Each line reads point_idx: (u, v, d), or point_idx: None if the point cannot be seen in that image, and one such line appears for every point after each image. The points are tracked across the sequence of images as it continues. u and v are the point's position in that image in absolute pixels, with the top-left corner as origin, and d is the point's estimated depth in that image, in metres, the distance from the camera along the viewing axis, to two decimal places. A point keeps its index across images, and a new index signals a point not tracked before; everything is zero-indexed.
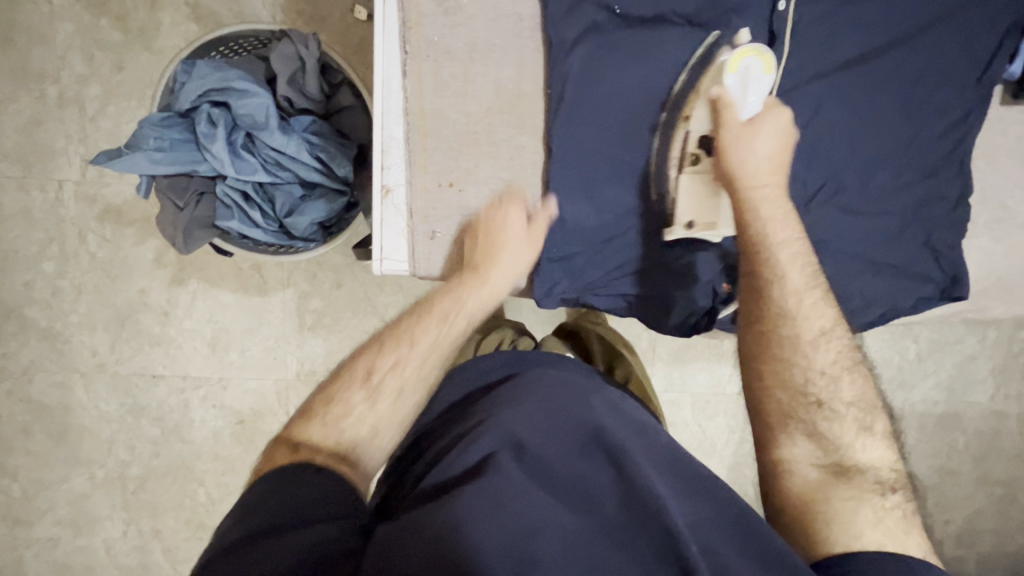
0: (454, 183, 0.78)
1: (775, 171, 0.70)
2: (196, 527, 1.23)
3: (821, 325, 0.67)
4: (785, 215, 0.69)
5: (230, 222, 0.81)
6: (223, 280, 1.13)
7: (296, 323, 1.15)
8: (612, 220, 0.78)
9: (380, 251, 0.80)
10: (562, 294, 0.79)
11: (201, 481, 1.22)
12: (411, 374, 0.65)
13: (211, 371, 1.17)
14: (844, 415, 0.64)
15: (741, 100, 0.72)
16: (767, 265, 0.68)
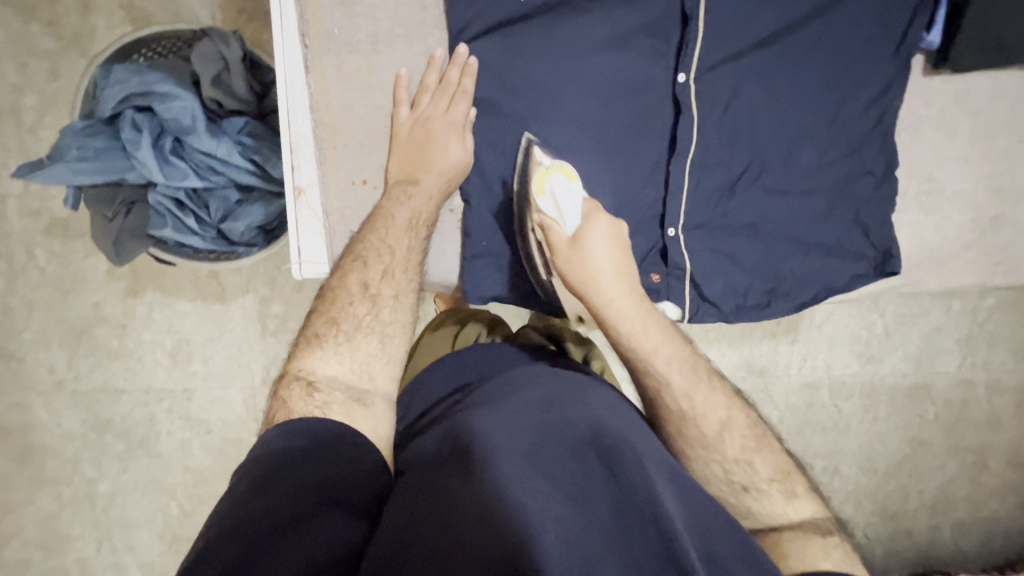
0: (368, 180, 0.79)
1: (621, 279, 0.68)
2: (171, 540, 1.21)
3: (720, 418, 0.66)
4: (647, 318, 0.68)
5: (164, 230, 0.80)
6: (180, 289, 1.11)
7: (259, 329, 1.13)
8: None
9: (298, 254, 0.80)
10: (481, 294, 0.81)
11: (173, 494, 1.20)
12: (367, 320, 0.68)
13: (175, 382, 1.15)
14: (769, 491, 0.64)
15: (559, 218, 0.67)
16: (651, 376, 0.67)
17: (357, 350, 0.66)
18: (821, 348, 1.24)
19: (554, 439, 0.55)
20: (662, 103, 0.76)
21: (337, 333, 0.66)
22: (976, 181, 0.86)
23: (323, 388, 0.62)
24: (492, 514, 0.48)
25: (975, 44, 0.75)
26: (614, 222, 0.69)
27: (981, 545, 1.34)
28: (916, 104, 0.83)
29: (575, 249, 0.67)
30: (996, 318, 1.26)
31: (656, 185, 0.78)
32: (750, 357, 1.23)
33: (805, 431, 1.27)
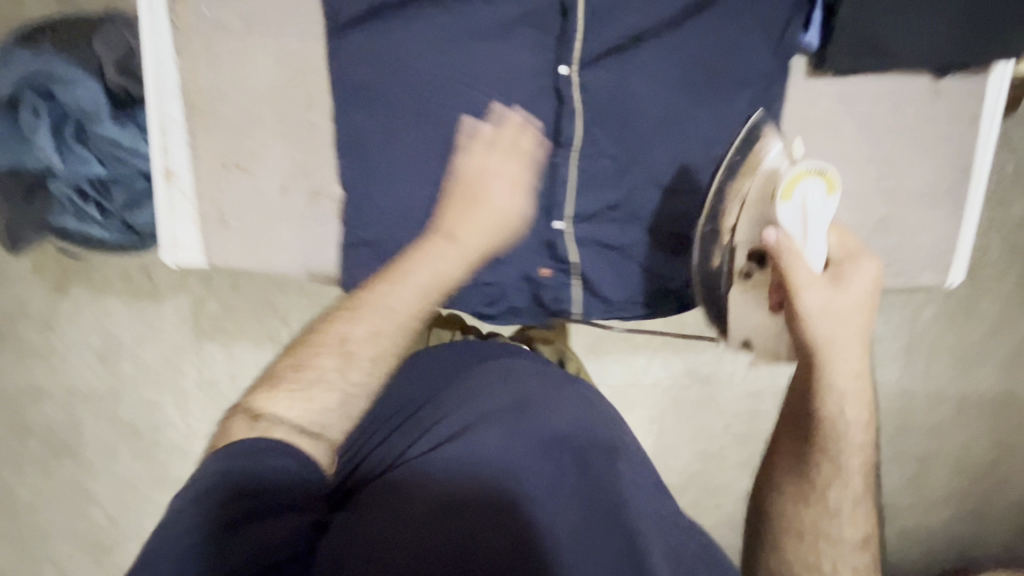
0: (241, 165, 0.85)
1: (858, 306, 0.67)
2: (96, 551, 1.16)
3: (857, 489, 0.68)
4: (856, 355, 0.67)
5: (67, 219, 0.85)
6: (109, 286, 1.07)
7: (192, 330, 1.10)
8: (410, 201, 0.80)
9: (168, 242, 0.85)
10: (366, 284, 0.82)
11: (98, 500, 1.15)
12: (324, 386, 0.61)
13: (102, 383, 1.10)
14: (836, 512, 0.67)
15: (802, 237, 0.68)
16: (818, 376, 0.67)
17: (312, 400, 0.59)
18: None
19: (528, 444, 0.62)
20: (546, 96, 0.77)
21: (293, 379, 0.61)
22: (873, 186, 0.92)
23: (269, 421, 0.57)
24: (479, 514, 0.56)
25: (849, 46, 0.78)
26: (877, 269, 0.69)
27: (921, 555, 1.35)
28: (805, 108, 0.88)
29: (834, 274, 0.68)
30: (935, 329, 1.29)
31: (540, 179, 0.79)
32: (695, 364, 1.24)
33: (752, 440, 1.26)
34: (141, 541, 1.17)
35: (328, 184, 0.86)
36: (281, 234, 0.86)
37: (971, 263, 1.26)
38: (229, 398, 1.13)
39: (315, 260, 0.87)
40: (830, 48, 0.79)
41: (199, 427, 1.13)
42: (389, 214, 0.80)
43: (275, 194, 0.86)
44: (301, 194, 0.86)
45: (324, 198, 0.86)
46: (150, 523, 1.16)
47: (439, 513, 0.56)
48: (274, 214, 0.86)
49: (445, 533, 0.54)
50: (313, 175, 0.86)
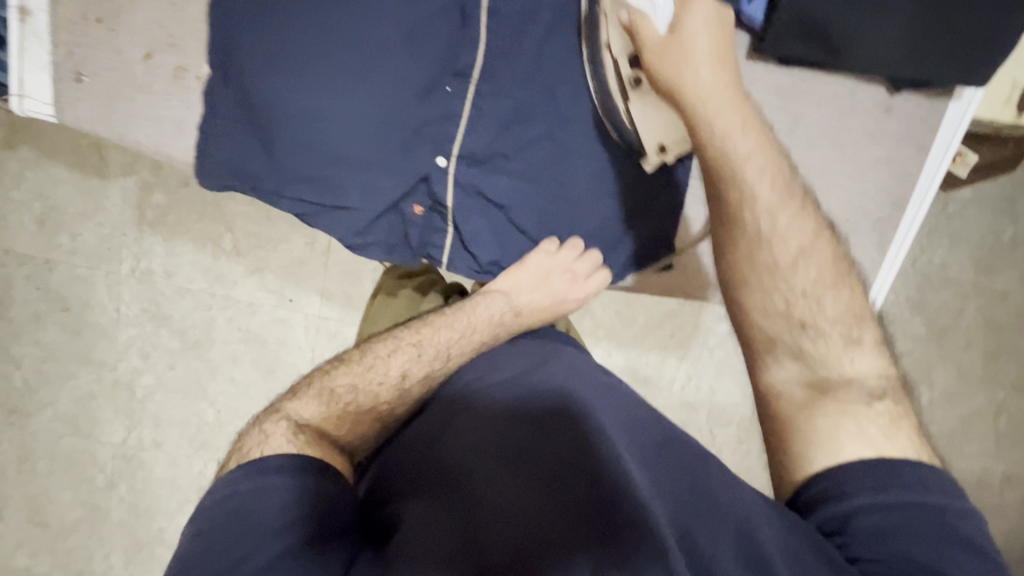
0: (103, 19, 0.75)
1: (715, 62, 0.61)
2: (9, 412, 1.17)
3: (800, 244, 0.61)
4: (743, 114, 0.62)
5: None
6: (59, 153, 1.06)
7: (136, 216, 1.08)
8: (273, 100, 0.68)
9: (17, 87, 0.75)
10: (221, 182, 0.73)
11: (18, 365, 1.15)
12: (333, 396, 0.67)
13: (37, 251, 1.09)
14: (829, 334, 0.60)
15: (651, 6, 0.61)
16: (736, 190, 0.61)
17: (346, 402, 0.67)
18: (708, 371, 1.22)
19: (513, 427, 0.59)
20: (452, 15, 0.69)
21: (353, 400, 0.67)
22: (846, 211, 0.80)
23: (309, 434, 0.60)
24: (473, 500, 0.52)
25: (792, 28, 0.68)
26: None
27: None
28: (779, 99, 0.78)
29: (676, 38, 0.61)
30: None
31: (430, 105, 0.71)
32: (636, 364, 1.21)
33: None
34: (54, 412, 1.17)
35: (195, 60, 0.76)
36: (139, 109, 0.77)
37: (941, 325, 1.23)
38: (162, 291, 1.12)
39: (179, 146, 0.77)
40: (771, 23, 0.68)
41: (127, 315, 1.12)
42: (253, 109, 0.69)
43: (138, 62, 0.76)
44: (165, 66, 0.76)
45: (189, 75, 0.77)
46: (64, 397, 1.17)
47: (430, 509, 0.52)
48: (137, 85, 0.76)
49: (437, 528, 0.50)
50: (181, 45, 0.76)
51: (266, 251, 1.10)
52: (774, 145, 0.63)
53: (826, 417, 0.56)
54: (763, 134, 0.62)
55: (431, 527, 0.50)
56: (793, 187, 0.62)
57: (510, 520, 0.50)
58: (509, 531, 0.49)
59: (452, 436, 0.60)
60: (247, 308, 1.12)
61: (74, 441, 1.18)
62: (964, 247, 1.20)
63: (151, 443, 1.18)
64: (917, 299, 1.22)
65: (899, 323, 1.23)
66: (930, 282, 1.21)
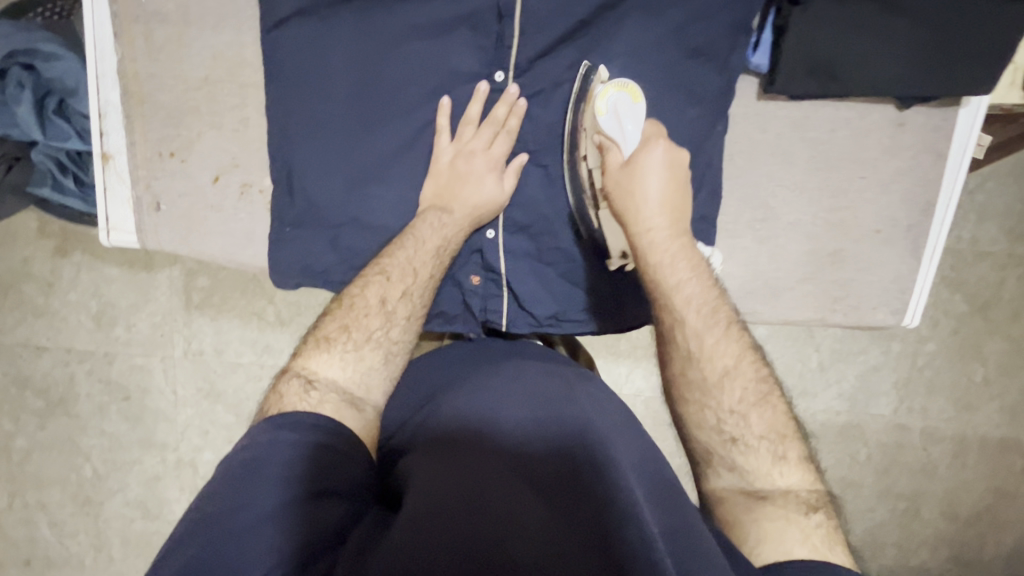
0: (175, 153, 0.81)
1: (663, 209, 0.67)
2: (82, 502, 1.22)
3: (726, 363, 0.63)
4: (681, 245, 0.67)
5: (43, 188, 0.85)
6: (107, 253, 1.13)
7: (183, 302, 1.14)
8: (334, 205, 0.74)
9: (106, 222, 0.82)
10: (294, 280, 0.77)
11: (87, 456, 1.21)
12: (349, 341, 0.66)
13: (96, 346, 1.16)
14: (759, 448, 0.60)
15: (617, 135, 0.69)
16: (667, 307, 0.66)
17: (359, 359, 0.65)
18: None
19: (535, 442, 0.59)
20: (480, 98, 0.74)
21: (346, 340, 0.66)
22: (878, 221, 0.82)
23: (321, 390, 0.62)
24: (487, 505, 0.51)
25: (802, 66, 0.71)
26: (671, 150, 0.68)
27: None
28: (797, 130, 0.80)
29: (627, 169, 0.68)
30: (937, 364, 1.24)
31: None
32: None
33: None
34: (123, 497, 1.22)
35: (259, 176, 0.81)
36: (213, 227, 0.82)
37: (982, 299, 1.22)
38: (213, 368, 1.17)
39: (250, 254, 0.82)
40: (778, 66, 0.72)
41: (184, 396, 1.17)
42: (319, 217, 0.75)
43: (208, 184, 0.82)
44: (232, 185, 0.82)
45: (254, 190, 0.82)
46: (132, 482, 1.22)
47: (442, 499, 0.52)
48: (207, 205, 0.82)
49: (447, 510, 0.50)
50: (244, 164, 0.81)
51: (308, 318, 1.15)
52: (704, 267, 0.67)
53: (770, 520, 0.56)
54: (700, 263, 0.67)
55: (445, 516, 0.50)
56: (724, 310, 0.65)
57: (515, 521, 0.50)
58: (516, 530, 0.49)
59: (472, 444, 0.59)
60: None
61: (145, 523, 1.23)
62: (992, 218, 1.19)
63: None
64: (954, 277, 1.21)
65: (940, 304, 1.22)
66: (962, 257, 1.20)
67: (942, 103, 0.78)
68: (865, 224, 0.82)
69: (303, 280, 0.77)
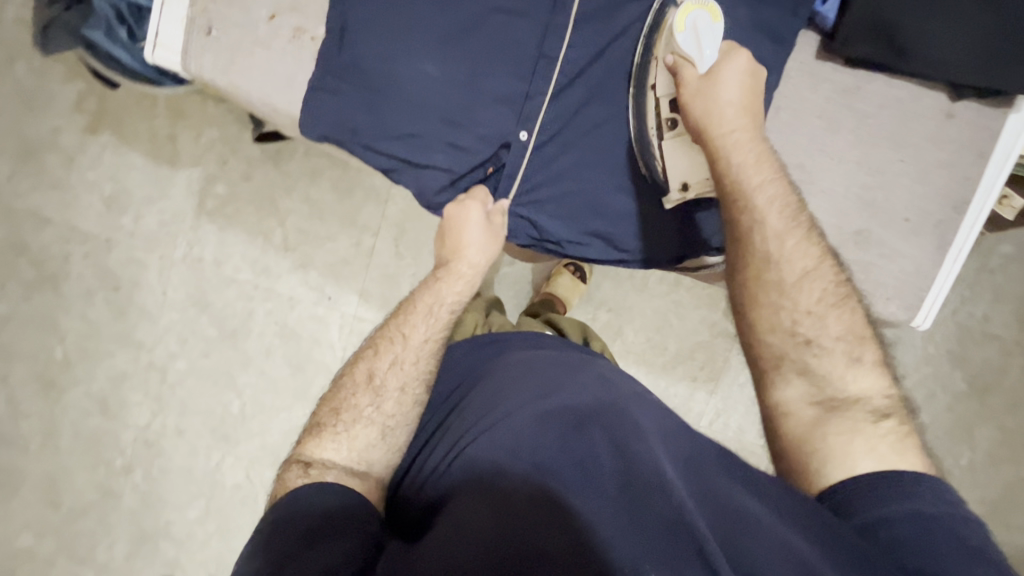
0: None
1: (744, 116, 0.65)
2: (44, 385, 1.20)
3: (806, 266, 0.62)
4: (760, 154, 0.65)
5: (95, 33, 0.74)
6: (135, 140, 1.14)
7: (196, 205, 1.14)
8: (378, 68, 0.71)
9: (156, 36, 0.75)
10: (322, 131, 0.73)
11: (62, 338, 1.19)
12: (355, 415, 0.65)
13: (100, 230, 1.16)
14: (832, 350, 0.59)
15: (696, 55, 0.65)
16: (750, 211, 0.63)
17: (354, 438, 0.63)
18: (738, 409, 1.19)
19: (548, 438, 0.56)
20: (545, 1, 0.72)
21: (336, 423, 0.64)
22: (906, 209, 0.75)
23: (319, 465, 0.61)
24: (524, 529, 0.50)
25: (863, 27, 0.67)
26: (752, 62, 0.66)
27: None
28: (845, 98, 0.75)
29: (709, 80, 0.65)
30: (925, 438, 1.21)
31: (521, 79, 0.73)
32: (663, 394, 1.19)
33: None
34: (86, 389, 1.20)
35: (313, 22, 0.74)
36: (256, 65, 0.74)
37: (982, 382, 1.20)
38: (208, 277, 1.16)
39: (286, 100, 0.75)
40: (842, 22, 0.68)
41: (173, 300, 1.16)
42: (360, 73, 0.72)
43: (262, 22, 0.75)
44: (284, 28, 0.74)
45: (306, 37, 0.75)
46: (98, 374, 1.19)
47: (470, 520, 0.52)
48: (256, 41, 0.74)
49: (478, 535, 0.50)
50: (303, 9, 0.74)
51: (314, 248, 1.14)
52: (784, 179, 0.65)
53: (837, 433, 0.56)
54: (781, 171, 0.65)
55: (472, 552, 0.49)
56: (804, 219, 0.64)
57: (553, 532, 0.49)
58: (552, 542, 0.48)
59: (492, 451, 0.57)
60: (287, 302, 1.15)
61: (100, 420, 1.20)
62: (1007, 302, 1.18)
63: (173, 430, 1.19)
64: (957, 352, 1.20)
65: (939, 376, 1.20)
66: (970, 335, 1.19)
67: (991, 103, 0.73)
68: (895, 210, 0.75)
69: (322, 129, 0.73)
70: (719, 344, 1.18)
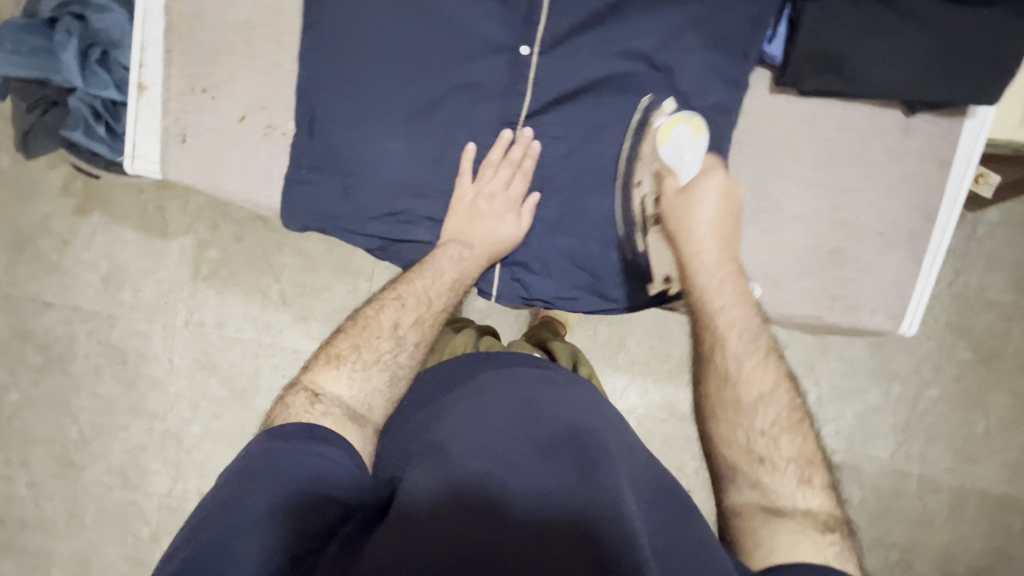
0: (207, 90, 0.78)
1: (715, 234, 0.70)
2: (64, 465, 1.21)
3: (762, 389, 0.62)
4: (723, 269, 0.68)
5: (74, 132, 0.76)
6: (125, 217, 1.16)
7: (192, 272, 1.16)
8: (350, 155, 0.73)
9: (131, 148, 0.78)
10: (304, 222, 0.76)
11: (76, 417, 1.21)
12: (374, 353, 0.66)
13: (101, 307, 1.17)
14: (786, 469, 0.59)
15: (677, 168, 0.72)
16: (708, 328, 0.66)
17: (367, 379, 0.65)
18: None
19: (519, 446, 0.55)
20: (503, 71, 0.72)
21: (351, 357, 0.65)
22: (879, 223, 0.77)
23: (326, 402, 0.61)
24: (480, 522, 0.49)
25: (809, 61, 0.68)
26: (729, 182, 0.71)
27: None
28: (805, 126, 0.77)
29: (684, 194, 0.71)
30: (937, 411, 1.22)
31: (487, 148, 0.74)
32: (674, 401, 1.20)
33: None
34: (105, 464, 1.21)
35: (283, 119, 0.78)
36: (234, 165, 0.78)
37: (986, 349, 1.20)
38: (212, 341, 1.17)
39: (265, 194, 0.78)
40: (788, 58, 0.69)
41: (181, 367, 1.18)
42: (333, 163, 0.74)
43: (234, 123, 0.78)
44: (256, 125, 0.78)
45: (277, 132, 0.78)
46: (116, 449, 1.21)
47: (423, 511, 0.50)
48: (231, 142, 0.78)
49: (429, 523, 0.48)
50: (271, 106, 0.78)
51: (313, 299, 1.16)
52: (744, 294, 0.68)
53: (786, 531, 0.55)
54: (744, 292, 0.68)
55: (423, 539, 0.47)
56: (763, 339, 0.65)
57: (503, 526, 0.48)
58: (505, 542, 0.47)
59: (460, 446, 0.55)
60: (292, 355, 1.17)
61: (122, 493, 1.21)
62: (1000, 268, 1.19)
63: (195, 494, 1.20)
64: (958, 323, 1.20)
65: (943, 348, 1.21)
66: (968, 305, 1.20)
67: (946, 113, 0.75)
68: (866, 226, 0.77)
69: (306, 219, 0.76)
70: None
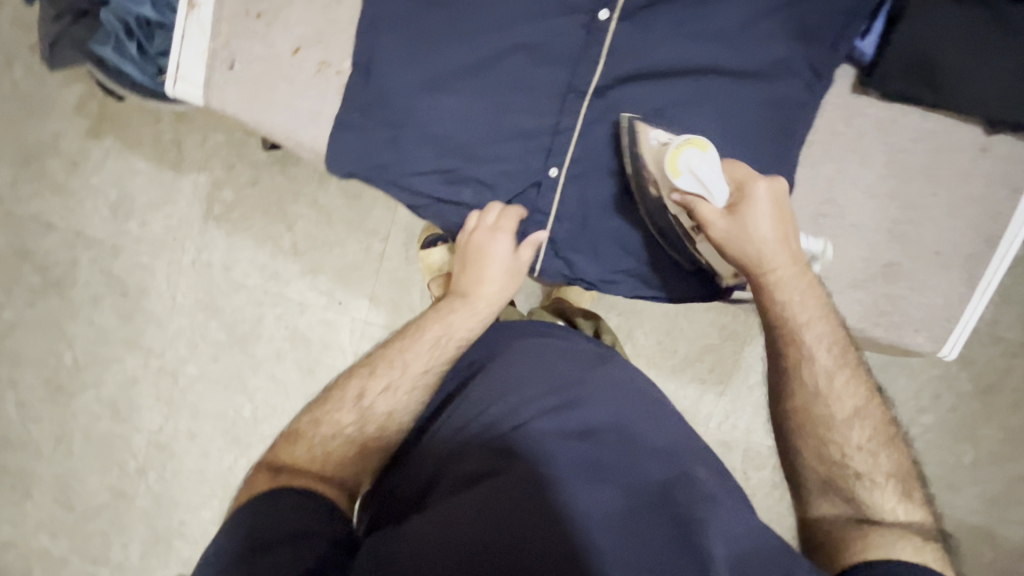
0: (261, 15, 0.75)
1: (785, 250, 0.65)
2: (53, 390, 1.20)
3: (855, 403, 0.62)
4: (806, 282, 0.65)
5: (105, 49, 0.73)
6: (139, 145, 1.12)
7: (204, 210, 1.13)
8: (405, 104, 0.71)
9: (174, 68, 0.74)
10: (349, 168, 0.73)
11: (70, 344, 1.19)
12: (342, 422, 0.62)
13: (106, 235, 1.14)
14: (885, 484, 0.60)
15: (706, 192, 0.65)
16: (794, 343, 0.64)
17: (330, 450, 0.60)
18: (747, 410, 1.20)
19: (554, 432, 0.57)
20: (577, 34, 0.70)
21: (316, 433, 0.61)
22: (938, 242, 0.76)
23: (288, 472, 0.57)
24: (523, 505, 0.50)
25: (900, 63, 0.68)
26: (779, 186, 0.65)
27: None
28: (879, 132, 0.75)
29: (733, 218, 0.64)
30: (928, 438, 1.23)
31: (547, 115, 0.72)
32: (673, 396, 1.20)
33: None
34: (95, 394, 1.20)
35: (338, 57, 0.75)
36: (280, 100, 0.75)
37: (986, 383, 1.21)
38: (217, 282, 1.15)
39: (310, 135, 0.76)
40: (880, 57, 0.69)
41: (183, 305, 1.16)
42: (387, 110, 0.71)
43: (285, 55, 0.75)
44: (309, 61, 0.75)
45: (330, 70, 0.75)
46: (109, 379, 1.19)
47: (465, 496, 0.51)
48: (280, 75, 0.75)
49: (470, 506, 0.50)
50: (327, 42, 0.75)
51: (324, 253, 1.14)
52: (827, 309, 0.66)
53: (883, 534, 0.55)
54: (826, 307, 0.65)
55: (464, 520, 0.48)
56: (850, 356, 0.64)
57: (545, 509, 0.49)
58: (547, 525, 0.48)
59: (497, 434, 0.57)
60: (296, 307, 1.15)
61: (110, 424, 1.20)
62: (1014, 304, 1.18)
63: (184, 434, 1.19)
64: (964, 354, 1.21)
65: (945, 377, 1.21)
66: (976, 337, 1.20)
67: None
68: (926, 244, 0.76)
69: (351, 165, 0.73)
70: (728, 347, 1.18)
